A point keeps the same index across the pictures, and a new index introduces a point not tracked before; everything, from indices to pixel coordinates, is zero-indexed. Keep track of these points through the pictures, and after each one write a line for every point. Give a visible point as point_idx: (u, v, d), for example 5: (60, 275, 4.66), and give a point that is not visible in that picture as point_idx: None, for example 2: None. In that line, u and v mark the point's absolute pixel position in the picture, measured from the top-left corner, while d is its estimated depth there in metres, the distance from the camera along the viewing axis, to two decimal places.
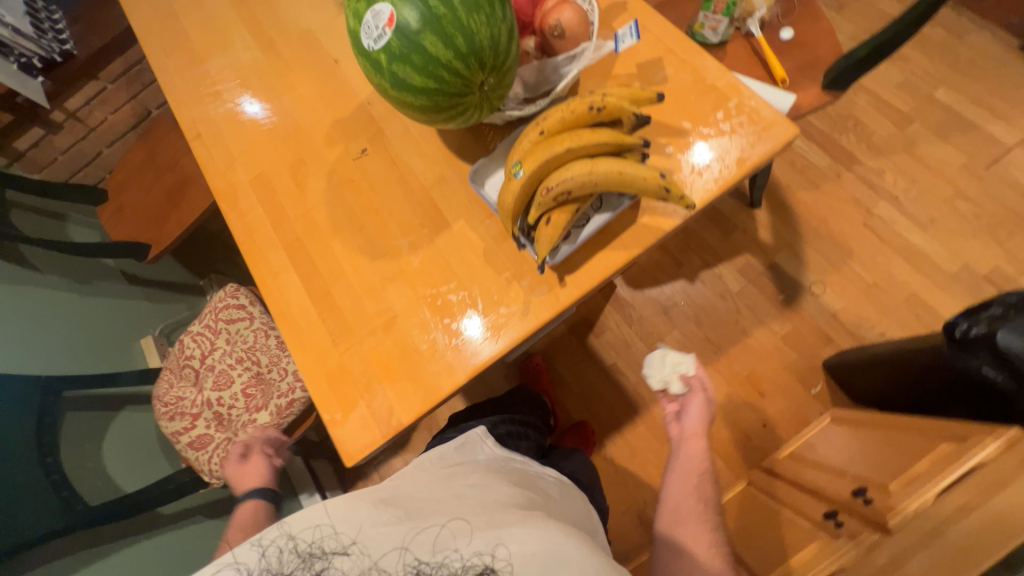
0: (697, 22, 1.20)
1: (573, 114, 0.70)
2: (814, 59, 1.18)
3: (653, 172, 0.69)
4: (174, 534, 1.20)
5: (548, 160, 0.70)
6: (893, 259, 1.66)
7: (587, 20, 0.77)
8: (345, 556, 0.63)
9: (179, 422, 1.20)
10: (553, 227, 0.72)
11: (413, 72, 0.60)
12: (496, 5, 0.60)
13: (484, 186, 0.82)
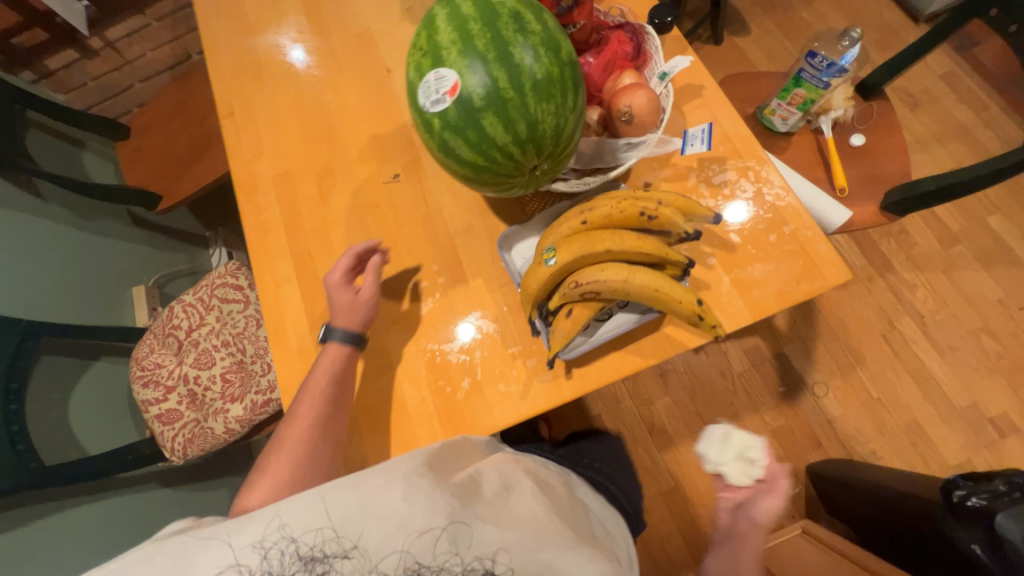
0: (769, 107, 1.14)
1: (621, 214, 0.65)
2: (879, 174, 1.12)
3: (691, 296, 0.64)
4: (125, 500, 1.18)
5: (585, 257, 0.65)
6: (903, 379, 1.62)
7: (658, 108, 0.71)
8: (346, 560, 0.56)
9: (154, 391, 1.17)
10: (572, 322, 0.68)
11: (464, 146, 0.55)
12: (569, 93, 0.54)
13: (512, 253, 0.78)
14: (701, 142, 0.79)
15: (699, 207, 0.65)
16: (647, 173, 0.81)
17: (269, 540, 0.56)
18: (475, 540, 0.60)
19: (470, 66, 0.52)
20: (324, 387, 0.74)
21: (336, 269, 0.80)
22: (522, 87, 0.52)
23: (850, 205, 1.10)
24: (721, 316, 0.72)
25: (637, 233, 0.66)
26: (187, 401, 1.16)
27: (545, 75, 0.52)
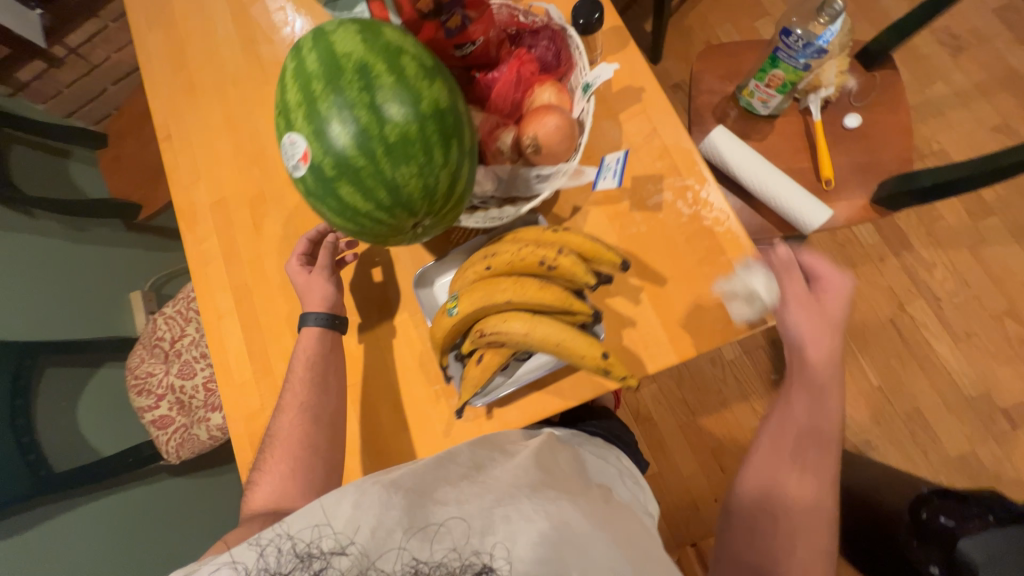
0: (747, 87, 0.99)
1: (521, 261, 0.61)
2: (874, 162, 0.99)
3: (596, 347, 0.60)
4: (139, 490, 1.30)
5: (486, 306, 0.61)
6: (913, 366, 1.50)
7: (574, 130, 0.65)
8: (345, 557, 0.42)
9: (146, 399, 1.26)
10: (481, 370, 0.65)
11: (330, 212, 0.52)
12: (434, 149, 0.49)
13: (432, 290, 0.75)
14: (613, 176, 0.70)
15: (606, 252, 0.60)
16: (576, 197, 0.74)
17: (265, 540, 0.45)
18: (505, 535, 0.45)
19: (318, 134, 0.49)
20: (309, 373, 0.74)
21: (296, 256, 0.81)
22: (375, 153, 0.48)
23: (836, 200, 0.99)
24: (645, 358, 0.68)
25: (542, 279, 0.62)
26: (176, 407, 1.25)
27: (400, 135, 0.48)
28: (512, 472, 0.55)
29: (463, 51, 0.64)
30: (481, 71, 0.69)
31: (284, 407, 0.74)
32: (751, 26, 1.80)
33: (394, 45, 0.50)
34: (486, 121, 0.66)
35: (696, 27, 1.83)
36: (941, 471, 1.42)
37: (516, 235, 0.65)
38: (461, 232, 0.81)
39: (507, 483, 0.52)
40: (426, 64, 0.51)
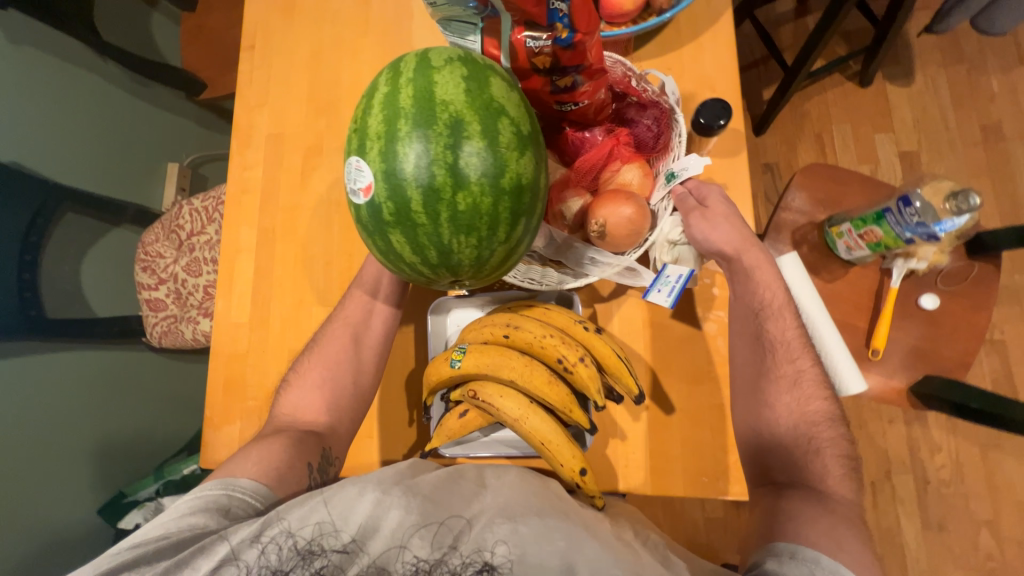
0: (837, 227, 0.92)
1: (541, 348, 0.58)
2: (929, 351, 0.93)
3: (577, 461, 0.58)
4: (113, 355, 1.33)
5: (488, 374, 0.60)
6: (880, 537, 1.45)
7: (644, 221, 0.62)
8: (348, 558, 0.46)
9: (149, 278, 1.28)
10: (459, 424, 0.64)
11: (374, 246, 0.52)
12: (498, 227, 0.48)
13: (444, 318, 0.73)
14: (669, 293, 0.64)
15: (626, 374, 0.57)
16: (617, 288, 0.72)
17: (269, 538, 0.48)
18: (506, 545, 0.46)
19: (387, 175, 0.47)
20: (343, 342, 0.73)
21: None
22: (438, 214, 0.47)
23: (874, 374, 0.93)
24: (620, 477, 0.66)
25: (553, 371, 0.59)
26: (172, 295, 1.26)
27: (470, 205, 0.46)
28: (515, 482, 0.55)
29: (564, 107, 0.63)
30: (574, 127, 0.67)
31: (308, 368, 0.72)
32: (869, 136, 1.67)
33: (496, 105, 0.48)
34: (563, 179, 0.65)
35: (814, 115, 1.70)
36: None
37: (544, 313, 0.62)
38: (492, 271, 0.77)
39: (502, 491, 0.53)
40: (521, 133, 0.49)
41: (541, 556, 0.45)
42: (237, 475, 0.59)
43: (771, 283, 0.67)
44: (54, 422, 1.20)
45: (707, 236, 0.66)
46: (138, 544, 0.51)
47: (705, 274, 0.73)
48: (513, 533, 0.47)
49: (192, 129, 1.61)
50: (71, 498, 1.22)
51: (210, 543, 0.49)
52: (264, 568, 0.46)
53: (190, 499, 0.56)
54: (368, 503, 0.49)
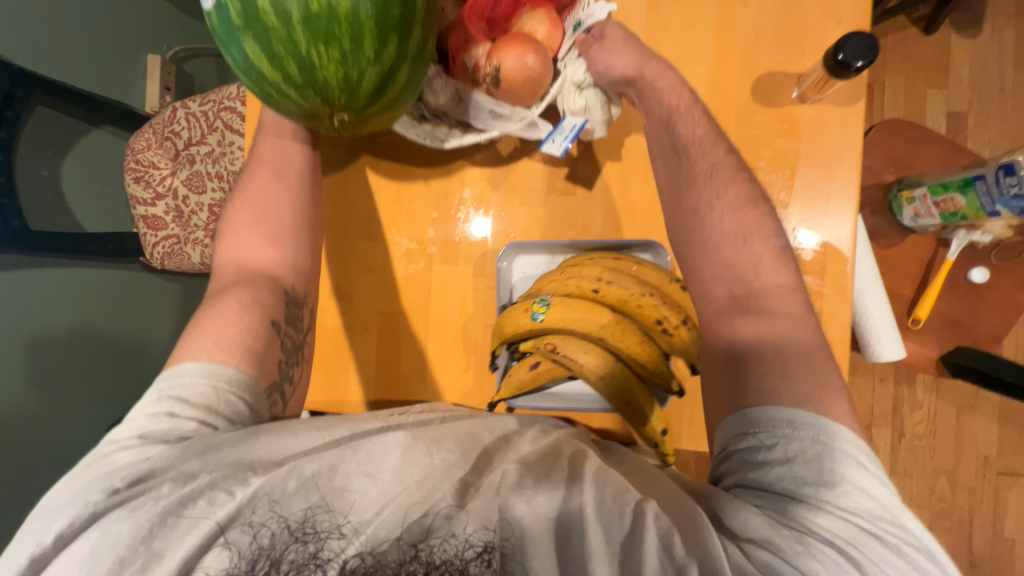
0: (910, 192, 0.88)
1: (636, 307, 0.54)
2: (967, 323, 0.94)
3: (659, 421, 0.57)
4: (109, 274, 1.23)
5: (573, 328, 0.56)
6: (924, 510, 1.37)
7: (536, 70, 0.58)
8: (341, 539, 0.38)
9: (143, 191, 1.14)
10: (530, 377, 0.61)
11: (235, 69, 0.47)
12: (364, 33, 0.43)
13: (507, 265, 0.69)
14: (563, 141, 0.61)
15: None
16: None
17: (261, 517, 0.40)
18: (512, 488, 0.41)
19: None
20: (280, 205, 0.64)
21: None
22: (290, 17, 0.42)
23: (910, 342, 0.95)
24: (683, 433, 0.66)
25: (645, 334, 0.56)
26: (173, 214, 1.14)
27: (325, 6, 0.41)
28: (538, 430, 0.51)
29: None
30: None
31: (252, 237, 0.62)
32: (921, 91, 1.57)
33: None
34: (461, 30, 0.60)
35: None
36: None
37: (636, 268, 0.58)
38: (560, 212, 0.69)
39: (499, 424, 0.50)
40: None
41: (551, 495, 0.41)
42: (216, 360, 0.51)
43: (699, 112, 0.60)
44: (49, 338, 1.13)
45: (609, 66, 0.60)
46: (103, 506, 0.42)
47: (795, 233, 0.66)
48: (513, 473, 0.42)
49: (173, 14, 1.35)
50: (82, 410, 1.20)
51: (184, 501, 0.42)
52: (258, 554, 0.38)
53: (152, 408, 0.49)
54: (355, 450, 0.44)
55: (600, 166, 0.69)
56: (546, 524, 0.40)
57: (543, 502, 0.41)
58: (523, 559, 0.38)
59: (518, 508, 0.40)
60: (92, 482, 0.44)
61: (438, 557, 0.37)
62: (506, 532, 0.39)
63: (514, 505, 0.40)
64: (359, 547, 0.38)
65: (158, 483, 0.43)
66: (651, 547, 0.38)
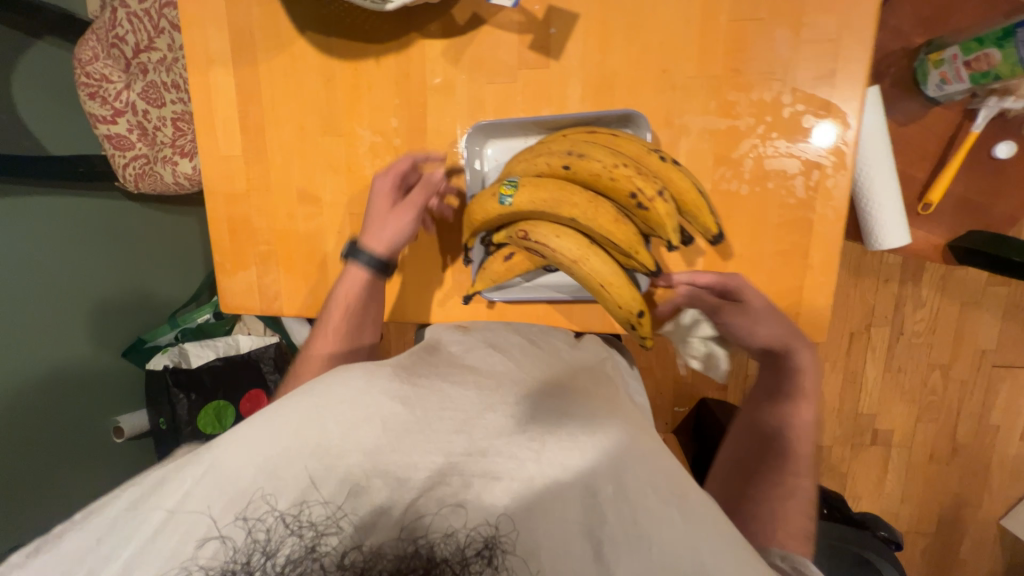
0: (938, 55, 0.78)
1: (609, 179, 0.50)
2: (983, 205, 0.88)
3: (637, 303, 0.54)
4: (120, 211, 1.25)
5: (545, 210, 0.52)
6: (907, 399, 1.42)
7: None
8: (338, 532, 0.41)
9: (100, 108, 1.05)
10: (505, 268, 0.58)
11: None
12: None
13: (478, 151, 0.63)
14: None
15: (706, 213, 0.50)
16: (688, 113, 0.60)
17: (255, 512, 0.41)
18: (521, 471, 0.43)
19: None
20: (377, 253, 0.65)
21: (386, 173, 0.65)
22: None
23: (916, 228, 0.90)
24: (665, 318, 0.65)
25: (622, 212, 0.52)
26: (137, 131, 1.07)
27: None
28: (522, 394, 0.51)
29: None
30: None
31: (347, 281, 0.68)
32: None
33: None
34: None
35: None
36: (860, 495, 1.49)
37: (613, 140, 0.52)
38: (533, 89, 0.62)
39: (514, 388, 0.52)
40: None
41: (580, 473, 0.43)
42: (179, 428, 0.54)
43: (767, 335, 0.60)
44: (60, 292, 1.16)
45: None
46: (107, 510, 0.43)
47: (800, 98, 0.57)
48: (542, 449, 0.45)
49: None
50: (102, 346, 1.24)
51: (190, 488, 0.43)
52: (253, 549, 0.40)
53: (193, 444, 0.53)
54: (360, 429, 0.45)
55: (578, 29, 0.60)
56: (571, 509, 0.41)
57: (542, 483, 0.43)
58: (518, 549, 0.39)
59: (536, 491, 0.42)
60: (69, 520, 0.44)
61: (436, 552, 0.39)
62: (524, 518, 0.41)
63: (539, 493, 0.42)
64: (358, 546, 0.39)
65: (175, 481, 0.43)
66: (676, 527, 0.40)
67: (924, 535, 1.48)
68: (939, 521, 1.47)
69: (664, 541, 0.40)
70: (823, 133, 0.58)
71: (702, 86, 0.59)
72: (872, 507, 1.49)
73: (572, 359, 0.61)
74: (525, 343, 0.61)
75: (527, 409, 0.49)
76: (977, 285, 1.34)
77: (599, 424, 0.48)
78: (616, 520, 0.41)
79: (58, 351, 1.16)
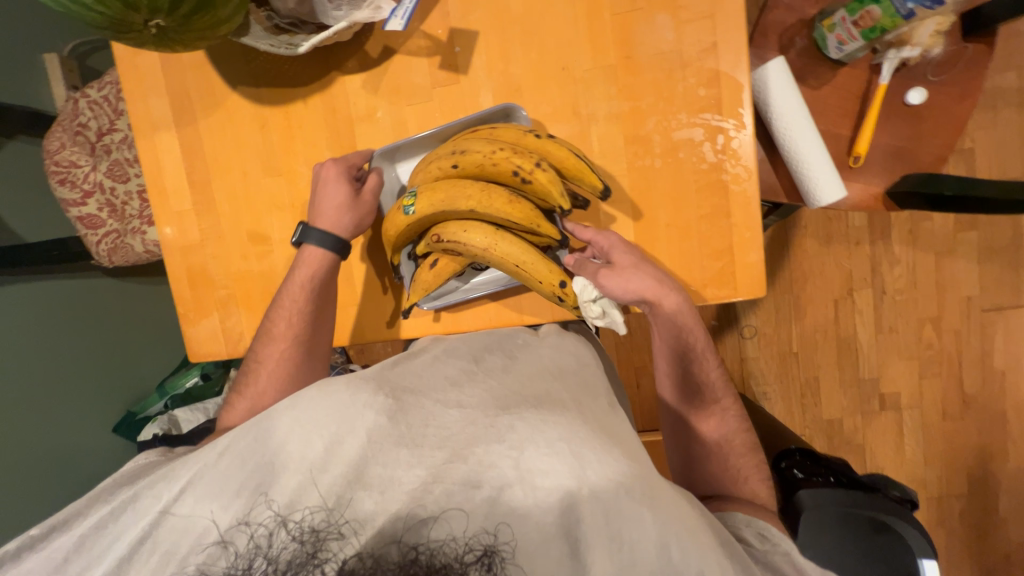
0: (829, 19, 0.83)
1: (494, 166, 0.55)
2: (911, 150, 0.91)
3: (556, 274, 0.57)
4: (108, 288, 1.30)
5: (446, 208, 0.56)
6: (904, 357, 1.40)
7: None
8: (343, 539, 0.41)
9: (70, 192, 1.11)
10: (433, 276, 0.61)
11: None
12: None
13: (388, 176, 0.70)
14: (404, 16, 0.57)
15: (589, 174, 0.54)
16: (592, 101, 0.64)
17: (258, 517, 0.43)
18: (515, 468, 0.44)
19: None
20: (312, 271, 0.68)
21: (339, 160, 0.66)
22: None
23: (853, 181, 0.93)
24: None
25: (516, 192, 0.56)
26: (108, 208, 1.13)
27: None
28: (508, 392, 0.52)
29: None
30: None
31: (282, 308, 0.68)
32: None
33: None
34: None
35: None
36: (883, 465, 1.44)
37: (492, 132, 0.58)
38: (450, 104, 0.67)
39: (495, 399, 0.52)
40: None
41: (567, 472, 0.43)
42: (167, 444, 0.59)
43: (640, 288, 0.59)
44: (38, 369, 1.13)
45: None
46: (83, 541, 0.46)
47: (691, 71, 0.61)
48: (520, 453, 0.45)
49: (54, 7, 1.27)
50: (79, 428, 1.19)
51: (176, 504, 0.46)
52: (255, 554, 0.41)
53: (154, 455, 0.59)
54: (346, 443, 0.46)
55: (480, 45, 0.65)
56: (549, 512, 0.42)
57: (535, 485, 0.43)
58: (517, 556, 0.40)
59: (516, 496, 0.43)
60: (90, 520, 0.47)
61: (435, 558, 0.39)
62: (520, 519, 0.41)
63: (528, 494, 0.43)
64: (357, 553, 0.39)
65: (149, 496, 0.47)
66: (651, 531, 0.42)
67: (959, 497, 1.42)
68: (969, 479, 1.41)
69: (642, 540, 0.42)
70: (718, 100, 0.61)
71: (601, 77, 0.63)
72: (899, 475, 1.43)
73: (551, 357, 0.62)
74: (505, 358, 0.61)
75: (509, 415, 0.48)
76: (945, 233, 1.35)
77: (584, 424, 0.49)
78: (596, 523, 0.42)
79: (37, 433, 1.10)
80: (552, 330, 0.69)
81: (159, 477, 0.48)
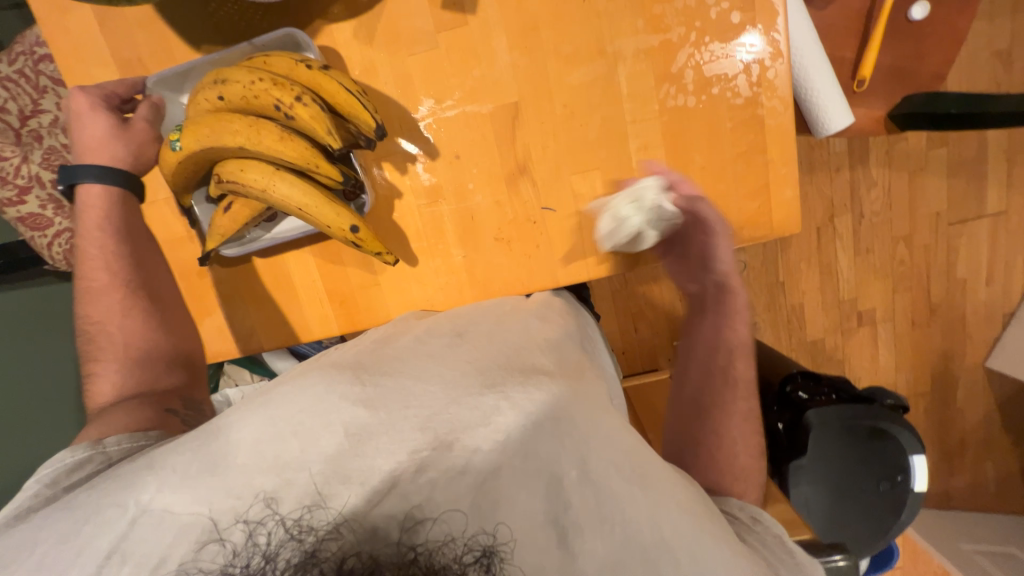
0: None
1: (252, 97, 0.53)
2: (914, 67, 0.90)
3: (345, 219, 0.56)
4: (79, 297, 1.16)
5: (214, 148, 0.54)
6: (881, 275, 1.49)
7: None
8: (336, 539, 0.38)
9: (3, 189, 0.95)
10: (228, 220, 0.59)
11: None
12: None
13: (170, 107, 0.63)
14: None
15: (360, 109, 0.51)
16: (619, 37, 0.58)
17: (255, 514, 0.40)
18: (506, 453, 0.44)
19: None
20: (103, 211, 0.62)
21: (94, 92, 0.60)
22: None
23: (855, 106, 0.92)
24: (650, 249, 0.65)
25: (286, 128, 0.54)
26: (52, 205, 0.97)
27: None
28: (493, 363, 0.51)
29: None
30: None
31: (91, 258, 0.63)
32: None
33: None
34: None
35: None
36: (860, 375, 1.56)
37: (262, 62, 0.55)
38: (458, 50, 0.60)
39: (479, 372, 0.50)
40: None
41: (545, 462, 0.44)
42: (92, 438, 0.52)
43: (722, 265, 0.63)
44: None
45: None
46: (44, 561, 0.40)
47: None
48: (503, 438, 0.44)
49: None
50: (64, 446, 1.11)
51: (157, 501, 0.41)
52: (254, 552, 0.38)
53: (82, 449, 0.50)
54: (322, 440, 0.43)
55: None
56: (540, 496, 0.42)
57: (526, 463, 0.43)
58: (517, 559, 0.39)
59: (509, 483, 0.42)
60: (51, 524, 0.42)
61: (436, 558, 0.36)
62: (515, 517, 0.41)
63: (514, 477, 0.42)
64: (357, 552, 0.36)
65: (114, 506, 0.41)
66: (643, 508, 0.43)
67: (923, 395, 1.57)
68: (933, 379, 1.56)
69: (636, 520, 0.42)
70: (753, 26, 0.57)
71: (627, 7, 0.57)
72: (873, 383, 1.56)
73: (539, 321, 0.59)
74: (491, 326, 0.58)
75: (494, 394, 0.47)
76: (921, 152, 1.40)
77: (569, 397, 0.48)
78: (581, 502, 0.42)
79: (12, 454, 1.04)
80: (540, 293, 0.66)
81: (129, 482, 0.43)
